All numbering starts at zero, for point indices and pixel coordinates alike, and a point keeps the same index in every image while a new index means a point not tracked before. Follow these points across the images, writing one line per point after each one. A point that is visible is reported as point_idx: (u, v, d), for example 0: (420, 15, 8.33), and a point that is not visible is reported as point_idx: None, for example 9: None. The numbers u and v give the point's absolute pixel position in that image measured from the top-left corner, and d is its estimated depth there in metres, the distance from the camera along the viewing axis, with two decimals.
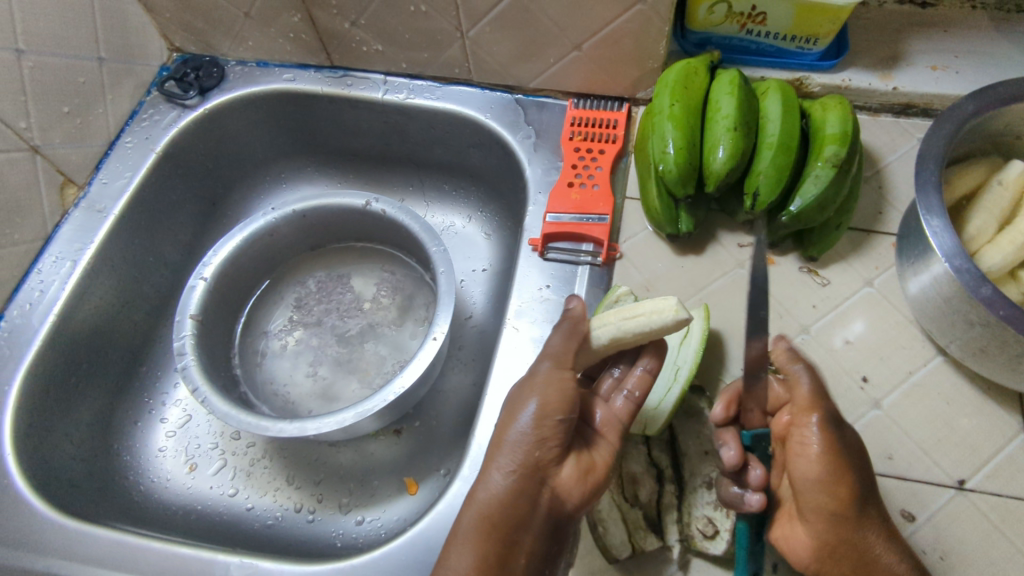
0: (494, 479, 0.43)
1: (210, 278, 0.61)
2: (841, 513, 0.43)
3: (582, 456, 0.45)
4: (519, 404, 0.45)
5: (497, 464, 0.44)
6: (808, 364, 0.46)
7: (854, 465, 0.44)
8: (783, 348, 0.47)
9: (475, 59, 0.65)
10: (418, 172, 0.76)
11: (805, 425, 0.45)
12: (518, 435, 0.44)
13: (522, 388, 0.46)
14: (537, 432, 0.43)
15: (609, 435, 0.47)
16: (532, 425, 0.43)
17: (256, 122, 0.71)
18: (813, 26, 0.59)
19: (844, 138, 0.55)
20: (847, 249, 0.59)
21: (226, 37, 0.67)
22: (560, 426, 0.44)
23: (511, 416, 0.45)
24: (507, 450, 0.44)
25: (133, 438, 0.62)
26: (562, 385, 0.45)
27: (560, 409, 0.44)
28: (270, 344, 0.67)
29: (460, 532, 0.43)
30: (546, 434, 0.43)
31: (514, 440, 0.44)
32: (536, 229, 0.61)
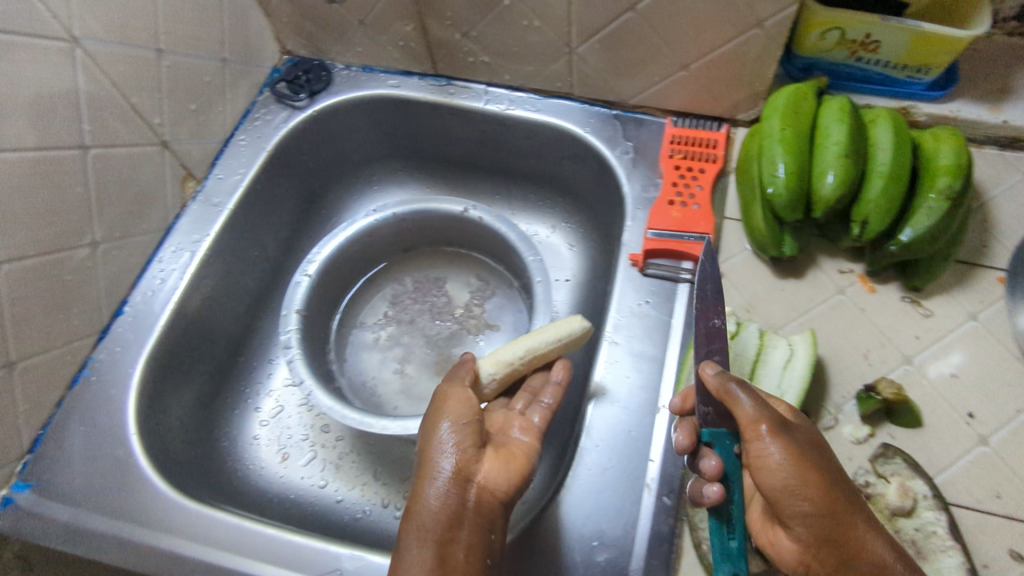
0: (432, 488, 0.41)
1: (314, 275, 0.64)
2: (821, 516, 0.40)
3: (499, 453, 0.45)
4: (442, 414, 0.46)
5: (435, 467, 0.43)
6: (739, 383, 0.43)
7: (821, 463, 0.41)
8: (710, 372, 0.45)
9: (579, 73, 0.66)
10: (506, 181, 0.78)
11: (759, 438, 0.41)
12: (447, 439, 0.44)
13: (433, 408, 0.48)
14: (462, 431, 0.44)
15: (524, 440, 0.48)
16: (451, 432, 0.44)
17: (357, 125, 0.73)
18: (926, 56, 0.59)
19: (958, 171, 0.54)
20: (951, 281, 0.58)
21: (338, 43, 0.69)
22: (467, 426, 0.45)
23: (429, 433, 0.45)
24: (435, 451, 0.43)
25: (231, 426, 0.65)
26: (465, 396, 0.48)
27: (466, 412, 0.46)
28: (360, 341, 0.69)
29: (402, 547, 0.40)
30: (466, 432, 0.44)
31: (447, 443, 0.44)
32: (636, 244, 0.62)
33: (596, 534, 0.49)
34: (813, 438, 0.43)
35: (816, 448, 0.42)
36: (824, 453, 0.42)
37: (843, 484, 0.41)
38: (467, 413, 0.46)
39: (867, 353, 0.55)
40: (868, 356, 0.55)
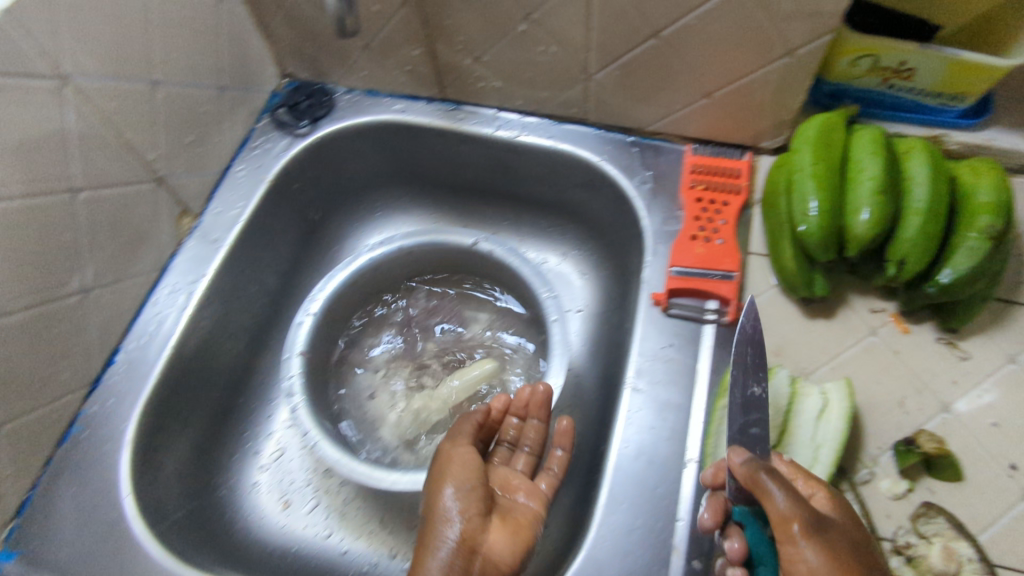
0: (437, 556, 0.41)
1: (317, 314, 0.61)
2: None
3: (507, 520, 0.46)
4: (450, 483, 0.46)
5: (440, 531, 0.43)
6: (772, 473, 0.40)
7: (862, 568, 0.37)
8: (739, 462, 0.43)
9: (596, 100, 0.63)
10: (515, 208, 0.75)
11: (793, 539, 0.38)
12: (452, 517, 0.43)
13: (440, 472, 0.48)
14: (466, 496, 0.45)
15: (529, 507, 0.49)
16: (457, 494, 0.45)
17: (361, 152, 0.70)
18: (963, 84, 0.56)
19: (999, 209, 0.52)
20: (988, 321, 0.56)
21: (342, 67, 0.66)
22: (473, 494, 0.45)
23: (434, 496, 0.46)
24: (439, 514, 0.44)
25: (231, 472, 0.62)
26: (468, 457, 0.49)
27: (472, 474, 0.47)
28: (363, 374, 0.63)
29: None
30: (473, 497, 0.45)
31: (450, 508, 0.44)
32: (658, 281, 0.59)
33: None
34: (858, 539, 0.39)
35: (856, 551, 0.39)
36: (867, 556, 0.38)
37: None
38: (470, 479, 0.47)
39: (903, 401, 0.53)
40: (903, 404, 0.52)
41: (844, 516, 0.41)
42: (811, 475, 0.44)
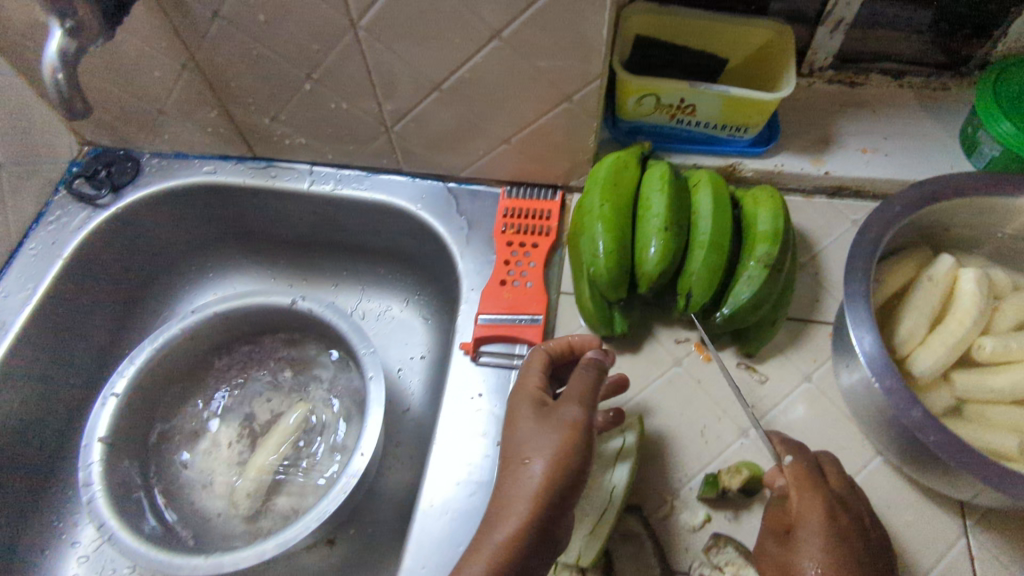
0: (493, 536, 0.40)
1: (123, 393, 0.59)
2: None
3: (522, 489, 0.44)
4: (523, 440, 0.44)
5: (498, 521, 0.40)
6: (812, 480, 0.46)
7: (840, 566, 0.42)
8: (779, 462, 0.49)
9: (403, 150, 0.63)
10: (350, 259, 0.73)
11: (763, 545, 0.46)
12: (530, 472, 0.41)
13: (521, 424, 0.45)
14: (540, 492, 0.40)
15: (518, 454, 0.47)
16: (546, 474, 0.41)
17: (174, 217, 0.68)
18: (742, 116, 0.58)
19: (775, 237, 0.54)
20: (784, 341, 0.58)
21: (142, 132, 0.64)
22: (563, 466, 0.41)
23: (527, 464, 0.42)
24: (522, 501, 0.40)
25: (40, 567, 0.58)
26: (523, 447, 0.43)
27: (557, 442, 0.42)
28: (191, 456, 0.62)
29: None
30: (548, 478, 0.41)
31: (518, 492, 0.41)
32: (468, 331, 0.59)
33: None
34: (829, 556, 0.43)
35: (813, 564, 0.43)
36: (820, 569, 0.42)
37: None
38: (547, 463, 0.41)
39: (704, 429, 0.54)
40: (704, 433, 0.54)
41: (813, 528, 0.44)
42: (816, 486, 0.45)
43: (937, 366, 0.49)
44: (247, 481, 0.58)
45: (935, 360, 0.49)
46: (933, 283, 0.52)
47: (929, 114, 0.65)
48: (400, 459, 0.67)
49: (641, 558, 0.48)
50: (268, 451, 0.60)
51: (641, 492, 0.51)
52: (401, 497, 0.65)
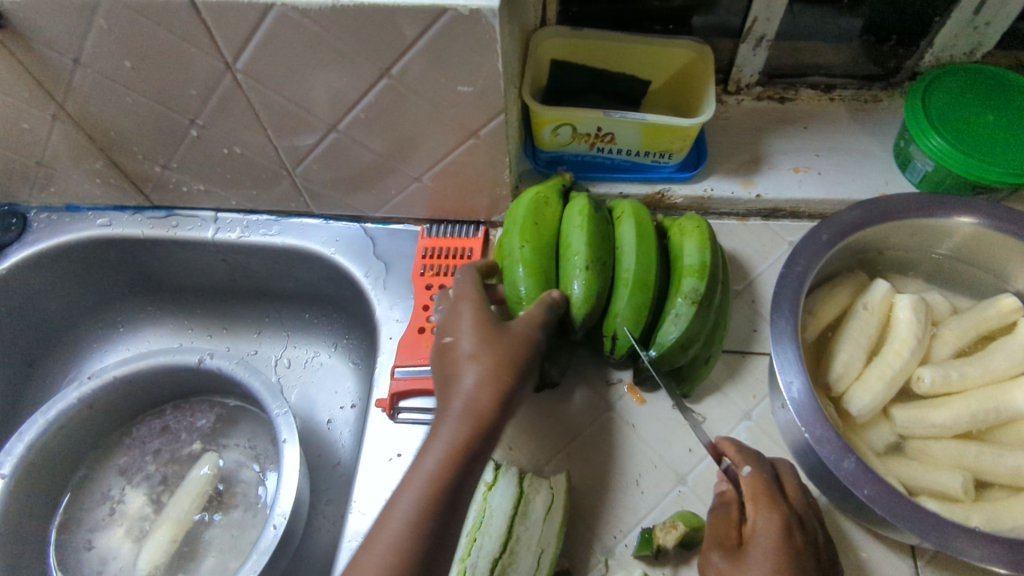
0: (435, 447, 0.41)
1: (11, 474, 0.53)
2: None
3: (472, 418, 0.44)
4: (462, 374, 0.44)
5: (438, 433, 0.42)
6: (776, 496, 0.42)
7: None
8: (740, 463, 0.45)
9: (310, 192, 0.58)
10: (272, 305, 0.69)
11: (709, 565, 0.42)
12: (465, 377, 0.43)
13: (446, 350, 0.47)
14: (474, 399, 0.42)
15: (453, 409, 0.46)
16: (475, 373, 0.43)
17: (69, 274, 0.62)
18: (663, 143, 0.55)
19: (703, 271, 0.50)
20: (722, 376, 0.55)
21: (25, 185, 0.59)
22: (496, 380, 0.43)
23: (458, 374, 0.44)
24: (459, 397, 0.43)
25: None
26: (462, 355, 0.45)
27: (492, 351, 0.44)
28: (96, 536, 0.57)
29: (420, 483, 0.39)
30: (484, 378, 0.43)
31: (445, 427, 0.42)
32: (385, 385, 0.55)
33: None
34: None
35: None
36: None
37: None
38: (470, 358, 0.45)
39: (639, 478, 0.50)
40: (639, 483, 0.50)
41: (765, 548, 0.40)
42: (771, 502, 0.42)
43: (876, 403, 0.46)
44: (153, 551, 0.54)
45: (873, 396, 0.46)
46: (869, 311, 0.49)
47: (862, 127, 0.63)
48: (331, 517, 0.62)
49: None
50: (176, 513, 0.56)
51: (573, 554, 0.48)
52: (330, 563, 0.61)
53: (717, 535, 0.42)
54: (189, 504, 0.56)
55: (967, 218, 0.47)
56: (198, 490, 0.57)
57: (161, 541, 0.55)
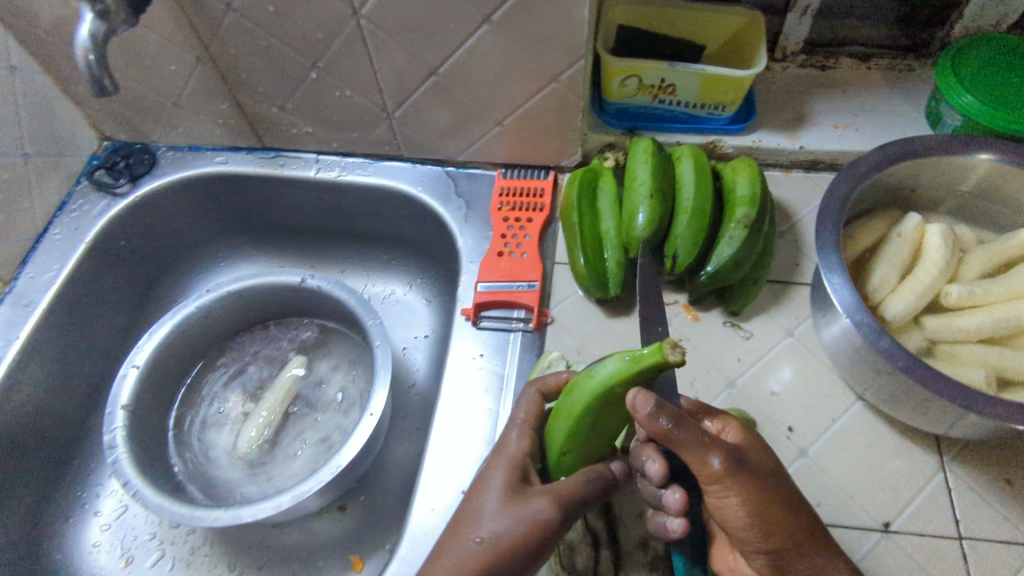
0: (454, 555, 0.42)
1: (143, 366, 0.62)
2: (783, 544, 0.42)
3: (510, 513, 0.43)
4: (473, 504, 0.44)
5: (457, 541, 0.42)
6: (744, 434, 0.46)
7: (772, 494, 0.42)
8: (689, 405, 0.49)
9: (404, 135, 0.67)
10: (356, 245, 0.77)
11: (716, 480, 0.41)
12: (489, 490, 0.44)
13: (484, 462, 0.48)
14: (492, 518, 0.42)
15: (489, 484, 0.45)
16: (498, 500, 0.43)
17: (188, 206, 0.71)
18: (719, 94, 0.62)
19: (754, 201, 0.57)
20: (768, 301, 0.61)
21: (157, 125, 0.68)
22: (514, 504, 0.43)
23: (478, 492, 0.44)
24: (475, 509, 0.43)
25: (64, 536, 0.63)
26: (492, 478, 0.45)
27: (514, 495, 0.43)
28: (210, 424, 0.67)
29: None
30: (502, 502, 0.43)
31: (456, 543, 0.42)
32: (469, 297, 0.63)
33: None
34: (781, 475, 0.44)
35: (773, 485, 0.43)
36: (785, 491, 0.43)
37: (804, 514, 0.43)
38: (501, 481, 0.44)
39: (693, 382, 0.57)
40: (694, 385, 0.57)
41: (756, 454, 0.45)
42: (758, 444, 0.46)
43: (908, 310, 0.52)
44: (251, 430, 0.64)
45: (906, 305, 0.52)
46: (902, 238, 0.55)
47: (897, 92, 0.70)
48: (406, 431, 0.70)
49: (636, 497, 0.51)
50: (274, 402, 0.65)
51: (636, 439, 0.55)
52: (407, 466, 0.68)
53: (707, 450, 0.41)
54: (283, 396, 0.66)
55: (987, 154, 0.54)
56: (290, 387, 0.67)
57: (260, 423, 0.64)
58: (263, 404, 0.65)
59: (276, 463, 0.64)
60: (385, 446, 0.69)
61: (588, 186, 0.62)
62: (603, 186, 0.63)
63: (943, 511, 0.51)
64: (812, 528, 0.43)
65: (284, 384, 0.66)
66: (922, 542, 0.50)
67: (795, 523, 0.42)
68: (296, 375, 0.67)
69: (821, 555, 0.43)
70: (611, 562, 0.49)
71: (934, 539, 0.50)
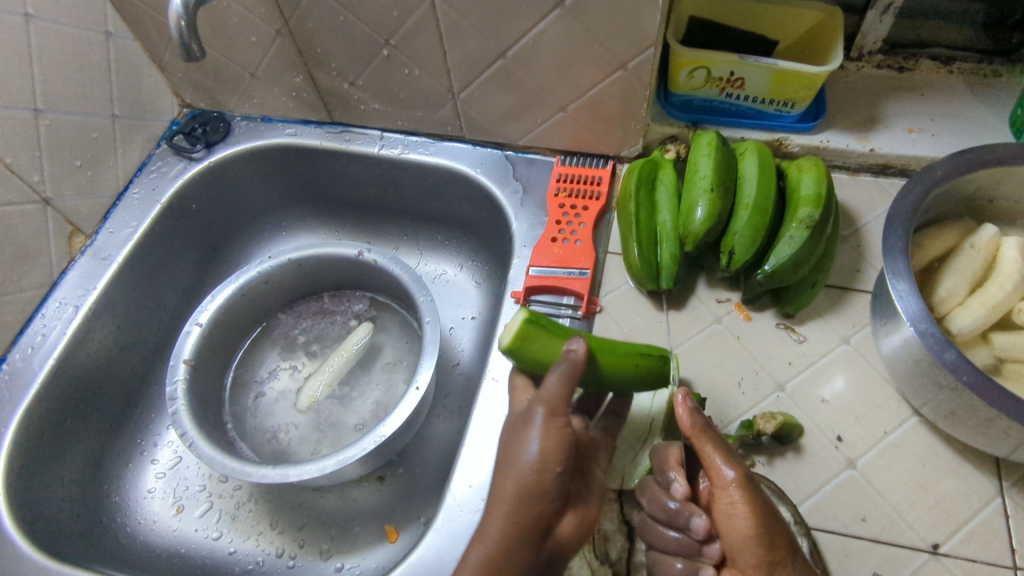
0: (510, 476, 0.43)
1: (205, 324, 0.64)
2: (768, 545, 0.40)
3: (579, 504, 0.45)
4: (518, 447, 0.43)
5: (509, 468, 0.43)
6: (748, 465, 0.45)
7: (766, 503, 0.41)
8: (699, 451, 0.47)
9: (467, 117, 0.68)
10: (412, 223, 0.78)
11: (726, 485, 0.41)
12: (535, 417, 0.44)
13: (512, 438, 0.45)
14: (517, 524, 0.42)
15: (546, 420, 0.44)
16: (541, 432, 0.43)
17: (257, 173, 0.74)
18: (789, 90, 0.61)
19: (818, 201, 0.55)
20: (824, 305, 0.59)
21: (233, 95, 0.71)
22: (561, 453, 0.43)
23: (526, 421, 0.44)
24: (508, 501, 0.42)
25: (123, 479, 0.64)
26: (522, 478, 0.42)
27: (553, 431, 0.43)
28: (263, 384, 0.70)
29: (497, 496, 0.42)
30: (549, 451, 0.42)
31: (509, 475, 0.43)
32: (520, 280, 0.63)
33: None
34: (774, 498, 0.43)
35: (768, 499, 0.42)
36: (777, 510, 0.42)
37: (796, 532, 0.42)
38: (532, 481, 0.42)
39: (741, 381, 0.56)
40: (741, 384, 0.56)
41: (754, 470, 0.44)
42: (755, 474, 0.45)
43: (977, 325, 0.50)
44: (314, 385, 0.67)
45: (973, 319, 0.50)
46: (975, 250, 0.52)
47: (978, 98, 0.67)
48: (448, 409, 0.69)
49: None
50: (337, 361, 0.68)
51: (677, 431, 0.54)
52: (448, 442, 0.67)
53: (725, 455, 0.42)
54: (347, 357, 0.68)
55: None
56: (358, 350, 0.69)
57: (326, 381, 0.67)
58: (330, 361, 0.68)
59: (323, 428, 0.66)
60: (426, 423, 0.69)
61: (648, 178, 0.62)
62: (663, 179, 0.62)
63: (999, 538, 0.48)
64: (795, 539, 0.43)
65: (354, 344, 0.69)
66: (974, 567, 0.47)
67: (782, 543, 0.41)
68: (366, 338, 0.69)
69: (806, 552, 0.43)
70: (645, 557, 0.48)
71: (987, 566, 0.47)
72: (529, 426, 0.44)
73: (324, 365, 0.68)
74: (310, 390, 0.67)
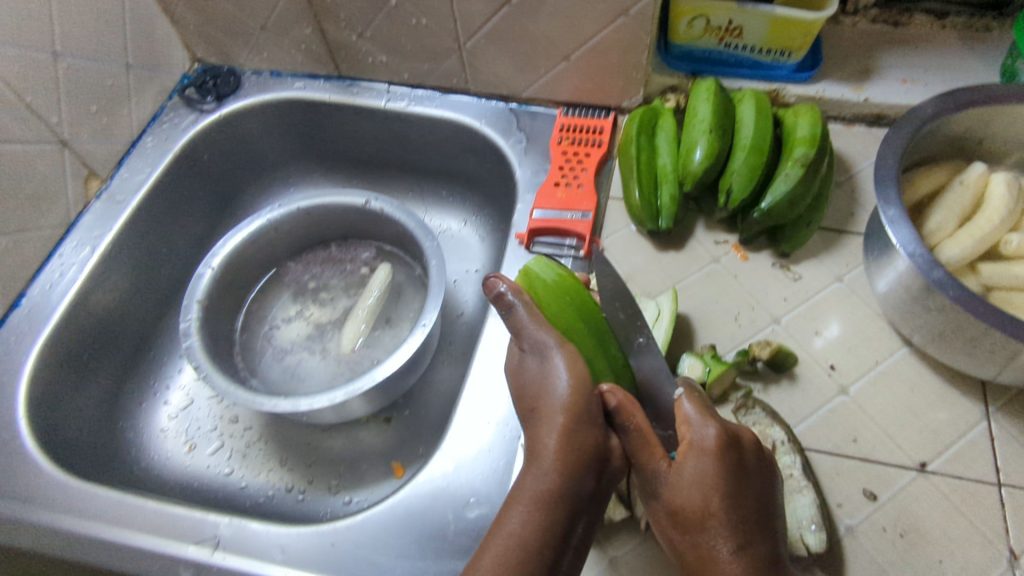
0: (551, 409, 0.44)
1: (217, 267, 0.66)
2: (705, 518, 0.41)
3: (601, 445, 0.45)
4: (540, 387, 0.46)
5: (539, 408, 0.45)
6: (737, 445, 0.43)
7: (727, 485, 0.41)
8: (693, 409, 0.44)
9: (472, 69, 0.70)
10: (417, 178, 0.80)
11: (693, 456, 0.42)
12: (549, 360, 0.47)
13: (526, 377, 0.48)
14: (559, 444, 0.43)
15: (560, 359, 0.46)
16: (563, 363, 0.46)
17: (267, 126, 0.76)
18: (786, 39, 0.62)
19: (813, 141, 0.57)
20: (818, 246, 0.61)
21: (244, 48, 0.73)
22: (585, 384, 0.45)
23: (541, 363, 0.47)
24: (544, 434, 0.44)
25: (137, 417, 0.66)
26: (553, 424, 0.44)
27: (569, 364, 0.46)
28: (275, 328, 0.71)
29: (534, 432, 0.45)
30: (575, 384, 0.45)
31: (542, 411, 0.45)
32: (524, 223, 0.65)
33: (472, 492, 0.52)
34: (713, 498, 0.41)
35: (735, 485, 0.42)
36: (704, 517, 0.41)
37: (749, 524, 0.41)
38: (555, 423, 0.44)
39: (738, 315, 0.58)
40: (738, 318, 0.58)
41: (710, 462, 0.42)
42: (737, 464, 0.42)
43: (964, 255, 0.52)
44: (353, 335, 0.69)
45: (961, 250, 0.52)
46: (964, 186, 0.54)
47: (969, 51, 0.69)
48: (451, 354, 0.71)
49: None
50: (366, 304, 0.69)
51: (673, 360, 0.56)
52: (453, 385, 0.69)
53: (705, 419, 0.43)
54: (374, 299, 0.70)
55: None
56: (381, 290, 0.70)
57: (364, 319, 0.69)
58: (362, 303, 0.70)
59: (331, 370, 0.68)
60: (429, 368, 0.71)
61: (648, 125, 0.63)
62: (663, 125, 0.64)
63: (983, 457, 0.50)
64: (758, 535, 0.41)
65: (375, 290, 0.70)
66: (960, 484, 0.49)
67: (698, 553, 0.41)
68: (388, 280, 0.71)
69: (762, 551, 0.41)
70: None
71: (974, 483, 0.49)
72: (546, 366, 0.47)
73: (354, 314, 0.70)
74: (349, 341, 0.69)
